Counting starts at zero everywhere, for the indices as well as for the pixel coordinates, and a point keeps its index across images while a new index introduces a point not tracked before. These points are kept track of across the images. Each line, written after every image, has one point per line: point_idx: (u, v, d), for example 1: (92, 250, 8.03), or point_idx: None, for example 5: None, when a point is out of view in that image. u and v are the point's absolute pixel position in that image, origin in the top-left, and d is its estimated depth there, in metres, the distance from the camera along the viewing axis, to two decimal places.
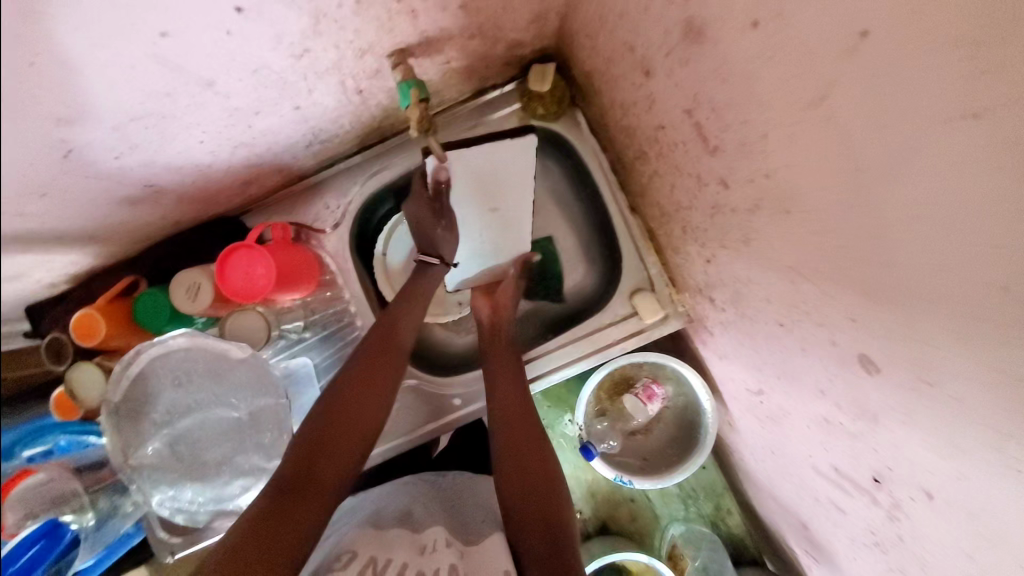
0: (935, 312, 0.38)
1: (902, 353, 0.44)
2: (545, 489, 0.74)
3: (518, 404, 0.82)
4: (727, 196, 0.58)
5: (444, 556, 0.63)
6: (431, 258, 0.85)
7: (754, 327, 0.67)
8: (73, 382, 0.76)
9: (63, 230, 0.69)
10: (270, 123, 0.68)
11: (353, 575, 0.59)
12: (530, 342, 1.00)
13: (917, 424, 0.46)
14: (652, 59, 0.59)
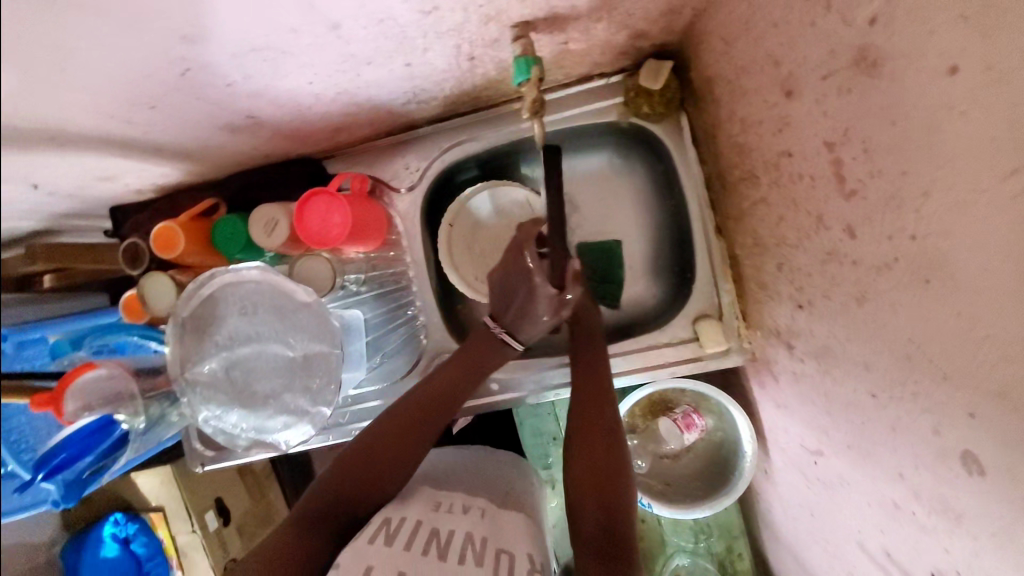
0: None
1: (1015, 466, 0.39)
2: (609, 499, 0.71)
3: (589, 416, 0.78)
4: (851, 246, 0.53)
5: (460, 524, 0.67)
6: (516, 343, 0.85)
7: (837, 385, 0.63)
8: (144, 288, 0.81)
9: (162, 143, 0.71)
10: (377, 76, 0.67)
11: (370, 532, 0.64)
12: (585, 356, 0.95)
13: (1006, 542, 0.41)
14: (800, 80, 0.54)
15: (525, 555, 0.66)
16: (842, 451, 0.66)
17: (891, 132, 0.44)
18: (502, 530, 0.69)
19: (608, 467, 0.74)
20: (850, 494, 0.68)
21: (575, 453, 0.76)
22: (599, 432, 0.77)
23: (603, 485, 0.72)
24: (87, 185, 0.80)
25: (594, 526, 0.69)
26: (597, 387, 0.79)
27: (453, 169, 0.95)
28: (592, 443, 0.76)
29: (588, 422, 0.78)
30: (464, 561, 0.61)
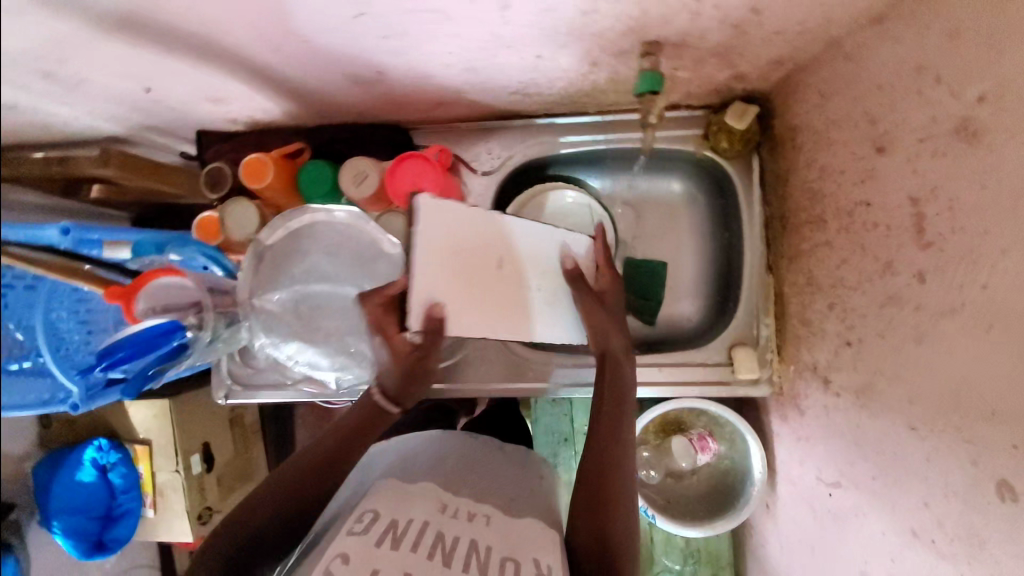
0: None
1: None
2: (611, 532, 0.66)
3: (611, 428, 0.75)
4: (918, 292, 0.59)
5: (466, 531, 0.65)
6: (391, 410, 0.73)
7: (873, 420, 0.68)
8: (226, 212, 0.85)
9: (290, 76, 0.75)
10: (507, 60, 0.72)
11: (372, 536, 0.61)
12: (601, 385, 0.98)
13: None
14: (895, 139, 0.61)
15: (530, 559, 0.62)
16: (864, 484, 0.71)
17: (979, 195, 0.51)
18: (512, 534, 0.66)
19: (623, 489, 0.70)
20: (862, 527, 0.73)
21: (588, 467, 0.72)
22: (616, 450, 0.73)
23: (613, 506, 0.68)
24: (194, 103, 0.83)
25: (603, 537, 0.66)
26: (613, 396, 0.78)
27: (531, 164, 1.00)
28: (607, 459, 0.72)
29: (609, 439, 0.74)
30: (468, 569, 0.59)
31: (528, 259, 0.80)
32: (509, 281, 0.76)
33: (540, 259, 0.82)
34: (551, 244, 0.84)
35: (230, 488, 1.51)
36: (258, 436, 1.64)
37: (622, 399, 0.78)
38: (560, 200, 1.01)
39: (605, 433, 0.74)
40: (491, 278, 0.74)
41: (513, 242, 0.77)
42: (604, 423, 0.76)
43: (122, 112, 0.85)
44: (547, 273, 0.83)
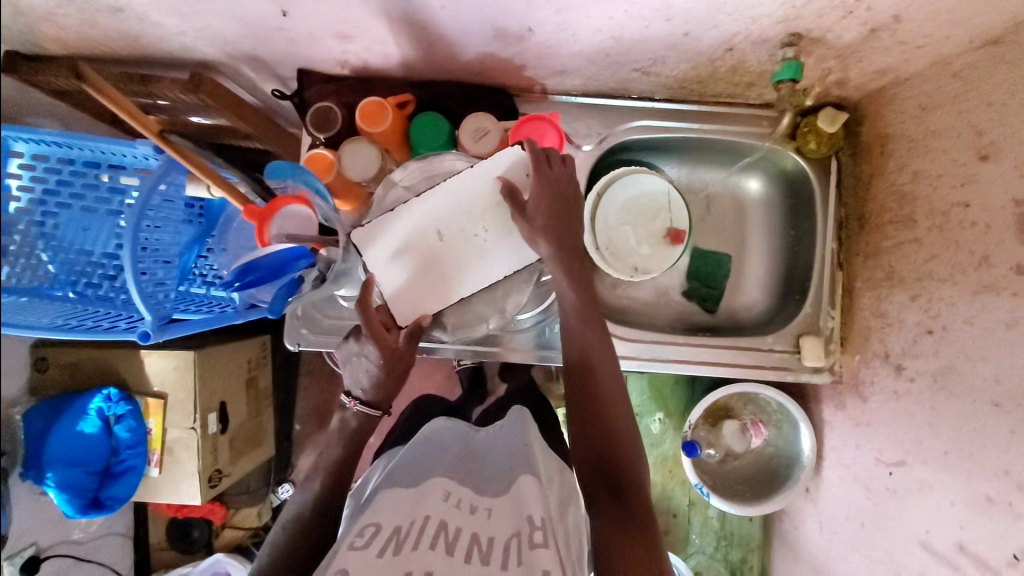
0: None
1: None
2: (624, 482, 0.69)
3: (612, 396, 0.75)
4: (1015, 281, 0.68)
5: (467, 523, 0.65)
6: (372, 409, 0.75)
7: (953, 399, 0.76)
8: (343, 154, 0.82)
9: (437, 18, 0.75)
10: (657, 32, 0.75)
11: (377, 546, 0.61)
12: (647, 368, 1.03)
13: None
14: (1001, 147, 0.70)
15: (526, 519, 0.65)
16: (935, 458, 0.79)
17: None
18: (507, 514, 0.68)
19: (630, 440, 0.73)
20: (927, 500, 0.80)
21: (585, 437, 0.74)
22: (608, 401, 0.74)
23: (621, 460, 0.71)
24: (320, 36, 0.81)
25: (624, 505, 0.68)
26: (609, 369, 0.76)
27: (622, 145, 1.03)
28: (609, 423, 0.73)
29: (608, 398, 0.74)
30: (471, 559, 0.60)
31: (461, 204, 0.75)
32: (456, 248, 0.75)
33: (476, 198, 0.75)
34: (491, 177, 0.75)
35: (241, 452, 1.43)
36: (269, 402, 1.53)
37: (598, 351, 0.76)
38: (641, 186, 1.07)
39: (597, 392, 0.74)
40: (451, 252, 0.75)
41: (450, 205, 0.74)
42: (593, 387, 0.75)
43: (237, 35, 0.82)
44: (494, 208, 0.75)
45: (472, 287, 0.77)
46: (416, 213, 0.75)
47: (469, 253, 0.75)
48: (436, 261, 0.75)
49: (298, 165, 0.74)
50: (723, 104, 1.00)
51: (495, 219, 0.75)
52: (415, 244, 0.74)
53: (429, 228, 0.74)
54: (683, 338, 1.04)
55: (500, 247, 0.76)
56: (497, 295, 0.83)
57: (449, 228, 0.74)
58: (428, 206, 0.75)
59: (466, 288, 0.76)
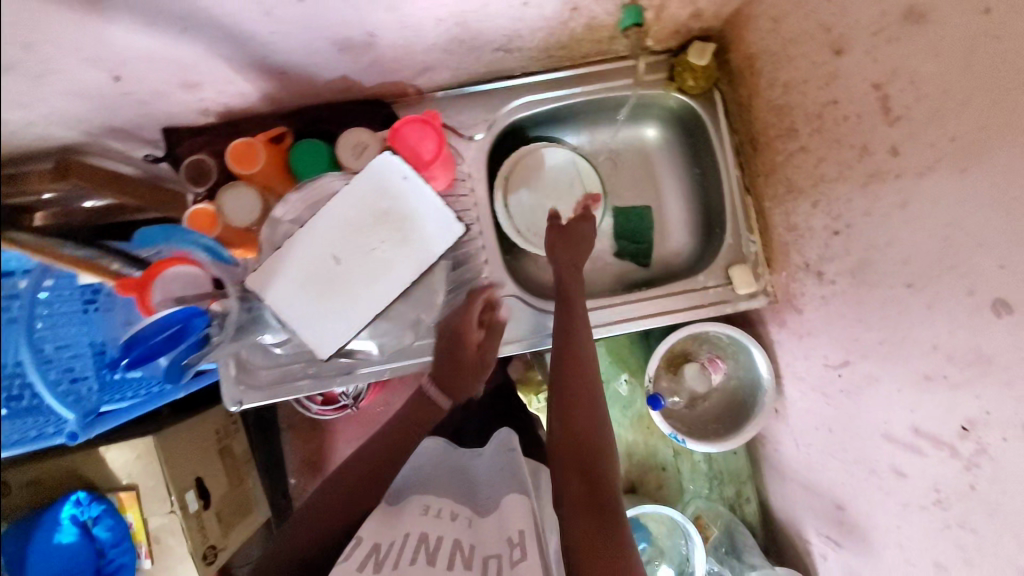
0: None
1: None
2: (594, 470, 0.74)
3: (583, 388, 0.81)
4: (893, 163, 0.67)
5: (450, 531, 0.66)
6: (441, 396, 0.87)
7: (869, 293, 0.77)
8: (222, 202, 0.80)
9: (274, 46, 0.74)
10: (495, 7, 0.75)
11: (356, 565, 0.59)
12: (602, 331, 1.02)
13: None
14: (850, 39, 0.70)
15: (507, 538, 0.63)
16: (871, 352, 0.80)
17: (933, 63, 0.60)
18: (489, 531, 0.66)
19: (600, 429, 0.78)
20: (877, 392, 0.81)
21: (560, 421, 0.79)
22: (586, 392, 0.80)
23: (592, 448, 0.76)
24: (168, 91, 0.79)
25: (595, 492, 0.72)
26: (583, 365, 0.83)
27: (514, 125, 1.03)
28: (575, 412, 0.79)
29: (576, 391, 0.81)
30: (453, 565, 0.60)
31: (351, 222, 0.71)
32: (357, 266, 0.71)
33: (361, 212, 0.71)
34: (372, 186, 0.71)
35: (229, 522, 1.39)
36: (249, 465, 1.49)
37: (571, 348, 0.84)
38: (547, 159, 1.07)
39: (568, 381, 0.81)
40: (355, 270, 0.71)
41: (339, 227, 0.71)
42: (564, 379, 0.82)
43: None
44: (383, 216, 0.71)
45: (385, 300, 0.72)
46: (306, 245, 0.71)
47: (370, 266, 0.71)
48: (340, 283, 0.71)
49: (165, 226, 0.73)
50: (596, 62, 0.99)
51: (387, 226, 0.71)
52: (316, 273, 0.71)
53: (325, 254, 0.71)
54: (619, 296, 1.04)
55: (401, 250, 0.72)
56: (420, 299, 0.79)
57: (346, 247, 0.71)
58: (317, 232, 0.71)
59: (379, 301, 0.72)
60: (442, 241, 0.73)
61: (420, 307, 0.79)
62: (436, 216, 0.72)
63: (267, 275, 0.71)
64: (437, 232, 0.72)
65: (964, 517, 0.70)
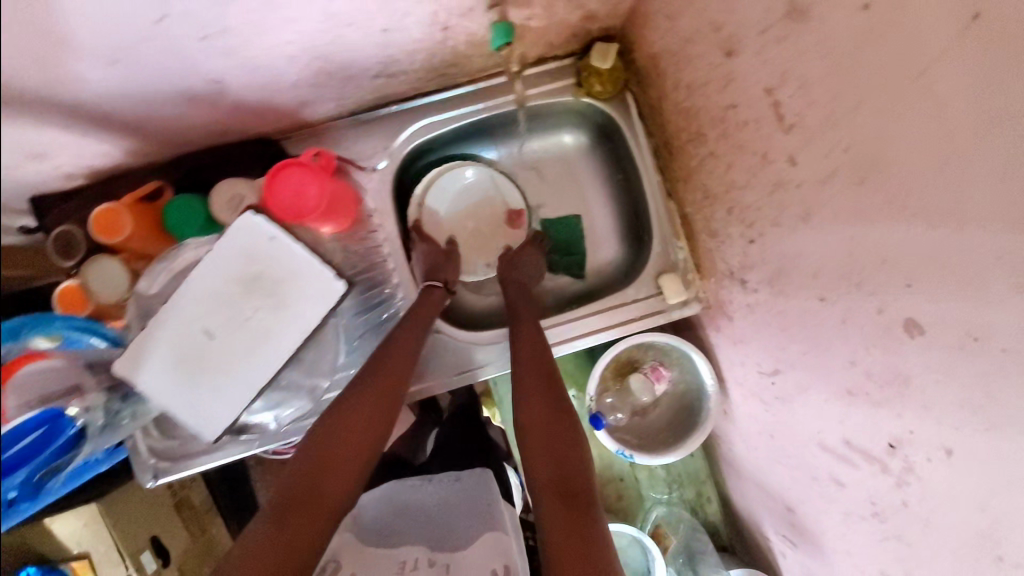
0: (1007, 265, 0.42)
1: (961, 314, 0.48)
2: (563, 454, 0.73)
3: (538, 376, 0.82)
4: (793, 172, 0.62)
5: None
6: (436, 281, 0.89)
7: (787, 305, 0.73)
8: (88, 275, 0.74)
9: (113, 108, 0.66)
10: (353, 38, 0.68)
11: None
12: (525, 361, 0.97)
13: (955, 380, 0.50)
14: (740, 38, 0.63)
15: None
16: (797, 362, 0.75)
17: (819, 66, 0.54)
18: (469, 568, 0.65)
19: (560, 419, 0.77)
20: (807, 402, 0.77)
21: (522, 420, 0.78)
22: (542, 387, 0.80)
23: (559, 430, 0.76)
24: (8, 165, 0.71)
25: (565, 470, 0.71)
26: (535, 350, 0.85)
27: (422, 146, 0.96)
28: (531, 399, 0.79)
29: (531, 379, 0.81)
30: None
31: (219, 294, 0.66)
32: (232, 340, 0.65)
33: (229, 281, 0.66)
34: (236, 252, 0.65)
35: None
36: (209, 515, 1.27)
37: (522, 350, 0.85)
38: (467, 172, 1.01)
39: (524, 379, 0.82)
40: (226, 344, 0.66)
41: (203, 301, 0.66)
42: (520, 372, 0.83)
43: None
44: (250, 283, 0.65)
45: (265, 372, 0.65)
46: (174, 326, 0.66)
47: (243, 341, 0.65)
48: (219, 364, 0.66)
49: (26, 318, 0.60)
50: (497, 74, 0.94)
51: (253, 295, 0.65)
52: (190, 354, 0.66)
53: (197, 330, 0.66)
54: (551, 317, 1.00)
55: (274, 317, 0.65)
56: (311, 362, 0.70)
57: (216, 321, 0.66)
58: (182, 309, 0.66)
59: (258, 377, 0.66)
60: (314, 300, 0.65)
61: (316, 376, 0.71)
62: (311, 276, 0.65)
63: (136, 363, 0.66)
64: (314, 293, 0.65)
65: (899, 531, 0.65)
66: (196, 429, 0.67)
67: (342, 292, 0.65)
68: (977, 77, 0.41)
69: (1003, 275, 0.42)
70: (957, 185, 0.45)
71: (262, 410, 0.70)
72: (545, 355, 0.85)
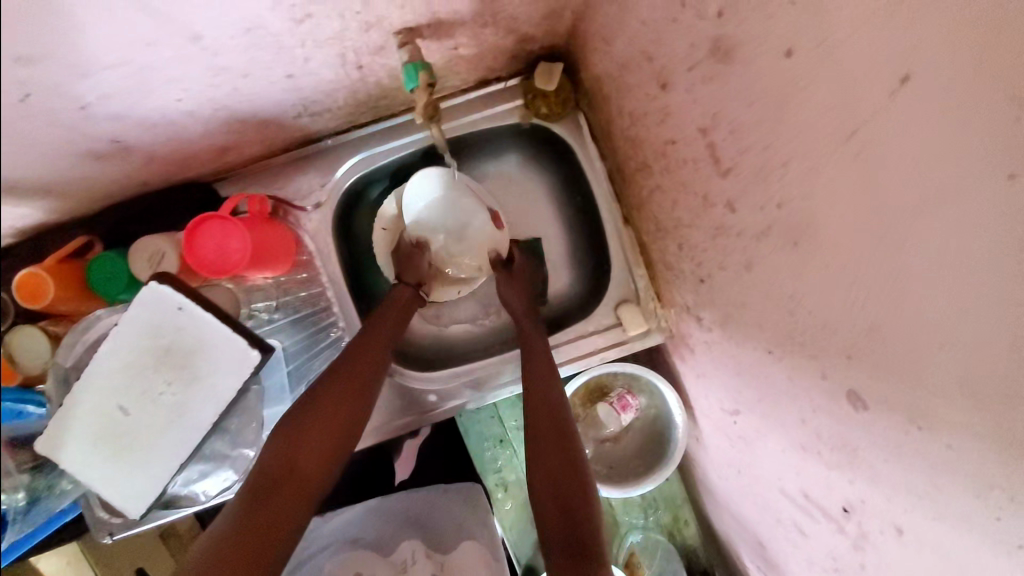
0: (951, 358, 0.37)
1: (903, 397, 0.43)
2: (576, 503, 0.69)
3: (550, 415, 0.77)
4: (732, 220, 0.57)
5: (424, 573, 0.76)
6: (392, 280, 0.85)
7: (739, 350, 0.68)
8: (12, 346, 0.70)
9: None
10: (257, 87, 0.64)
11: None
12: (474, 399, 0.94)
13: (901, 461, 0.45)
14: (672, 72, 0.57)
15: None
16: (754, 407, 0.71)
17: (748, 112, 0.48)
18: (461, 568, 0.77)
19: (569, 469, 0.72)
20: (766, 446, 0.72)
21: (535, 467, 0.74)
22: (553, 438, 0.75)
23: (573, 475, 0.72)
24: None
25: (575, 522, 0.68)
26: (546, 382, 0.80)
27: (364, 181, 0.92)
28: (539, 437, 0.75)
29: (542, 418, 0.77)
30: None
31: (131, 368, 0.63)
32: (148, 417, 0.64)
33: (141, 354, 0.63)
34: (144, 325, 0.63)
35: None
36: None
37: (535, 396, 0.79)
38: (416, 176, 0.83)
39: (535, 428, 0.76)
40: (142, 420, 0.64)
41: (116, 376, 0.63)
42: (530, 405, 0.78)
43: None
44: (163, 355, 0.63)
45: (185, 448, 0.64)
46: (85, 404, 0.64)
47: (159, 415, 0.64)
48: (140, 438, 0.64)
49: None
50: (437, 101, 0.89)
51: (165, 369, 0.63)
52: (107, 430, 0.64)
53: (111, 406, 0.64)
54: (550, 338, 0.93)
55: (189, 391, 0.63)
56: (241, 425, 0.70)
57: (131, 397, 0.64)
58: (95, 386, 0.63)
59: (178, 451, 0.64)
60: (229, 371, 0.63)
61: (242, 441, 0.71)
62: (223, 346, 0.63)
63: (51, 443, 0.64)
64: (227, 365, 0.63)
65: None
66: (118, 506, 0.64)
67: (257, 361, 0.64)
68: (904, 147, 0.35)
69: (944, 366, 0.37)
70: (891, 262, 0.39)
71: (199, 479, 0.70)
72: (554, 395, 0.79)
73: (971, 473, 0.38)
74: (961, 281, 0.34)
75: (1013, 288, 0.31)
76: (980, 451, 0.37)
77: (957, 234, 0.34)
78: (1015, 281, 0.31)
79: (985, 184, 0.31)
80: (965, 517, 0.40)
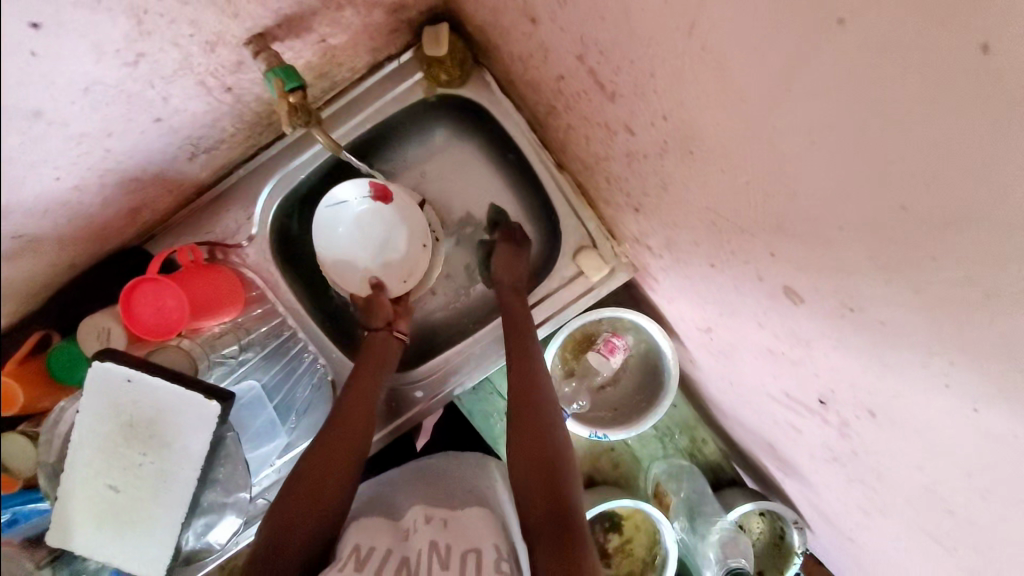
0: (856, 232, 0.35)
1: (830, 282, 0.41)
2: (554, 462, 0.66)
3: (522, 374, 0.75)
4: (635, 142, 0.55)
5: (425, 534, 0.61)
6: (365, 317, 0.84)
7: (690, 269, 0.66)
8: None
9: None
10: (131, 142, 0.62)
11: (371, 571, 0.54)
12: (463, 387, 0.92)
13: (850, 344, 0.44)
14: (533, 5, 0.54)
15: (489, 545, 0.60)
16: (720, 320, 0.69)
17: (607, 28, 0.45)
18: (469, 529, 0.63)
19: (549, 424, 0.69)
20: (743, 357, 0.71)
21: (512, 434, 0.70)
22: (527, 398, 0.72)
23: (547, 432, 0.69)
24: None
25: (551, 479, 0.64)
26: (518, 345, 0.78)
27: (295, 197, 0.91)
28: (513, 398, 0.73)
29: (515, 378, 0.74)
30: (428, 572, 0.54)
31: (105, 449, 0.64)
32: (136, 488, 0.65)
33: (108, 434, 0.64)
34: (102, 407, 0.64)
35: None
36: None
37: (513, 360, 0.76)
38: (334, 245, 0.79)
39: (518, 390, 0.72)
40: (132, 492, 0.65)
41: (94, 459, 0.64)
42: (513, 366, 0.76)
43: None
44: (131, 427, 0.64)
45: (180, 506, 0.65)
46: (75, 492, 0.65)
47: (148, 483, 0.65)
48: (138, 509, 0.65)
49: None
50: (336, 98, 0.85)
51: (136, 440, 0.64)
52: (103, 510, 0.65)
53: (101, 487, 0.65)
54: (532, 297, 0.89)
55: (166, 455, 0.65)
56: (226, 472, 0.72)
57: (115, 474, 0.65)
58: (80, 475, 0.64)
59: (172, 513, 0.65)
60: (195, 423, 0.65)
61: (235, 486, 0.73)
62: (183, 407, 0.65)
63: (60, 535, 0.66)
64: (192, 422, 0.65)
65: (860, 474, 0.59)
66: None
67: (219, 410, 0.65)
68: (741, 24, 0.32)
69: (853, 243, 0.35)
70: (772, 151, 0.37)
71: (210, 530, 0.73)
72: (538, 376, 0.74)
73: (911, 346, 0.37)
74: (834, 154, 0.32)
75: (881, 144, 0.29)
76: (909, 320, 0.35)
77: (817, 104, 0.31)
78: (880, 138, 0.29)
79: (823, 40, 0.29)
80: (920, 387, 0.38)
